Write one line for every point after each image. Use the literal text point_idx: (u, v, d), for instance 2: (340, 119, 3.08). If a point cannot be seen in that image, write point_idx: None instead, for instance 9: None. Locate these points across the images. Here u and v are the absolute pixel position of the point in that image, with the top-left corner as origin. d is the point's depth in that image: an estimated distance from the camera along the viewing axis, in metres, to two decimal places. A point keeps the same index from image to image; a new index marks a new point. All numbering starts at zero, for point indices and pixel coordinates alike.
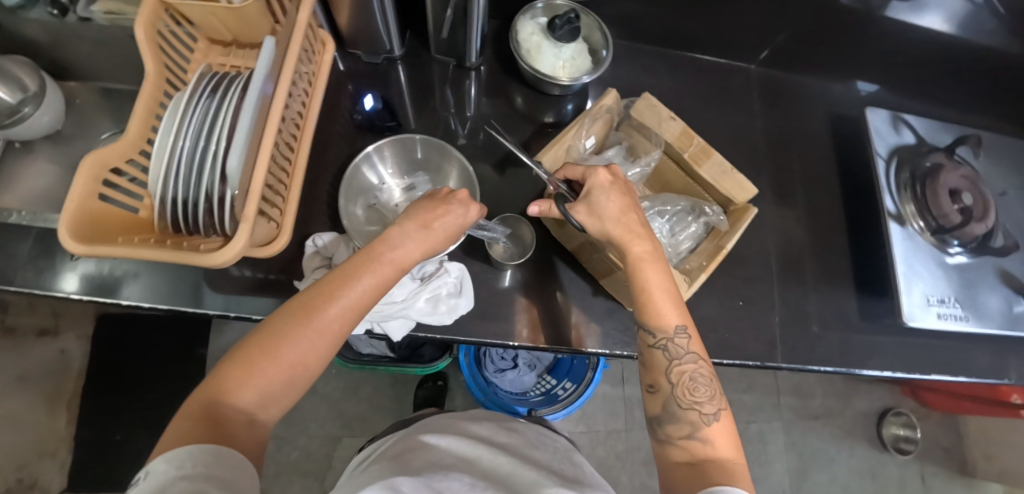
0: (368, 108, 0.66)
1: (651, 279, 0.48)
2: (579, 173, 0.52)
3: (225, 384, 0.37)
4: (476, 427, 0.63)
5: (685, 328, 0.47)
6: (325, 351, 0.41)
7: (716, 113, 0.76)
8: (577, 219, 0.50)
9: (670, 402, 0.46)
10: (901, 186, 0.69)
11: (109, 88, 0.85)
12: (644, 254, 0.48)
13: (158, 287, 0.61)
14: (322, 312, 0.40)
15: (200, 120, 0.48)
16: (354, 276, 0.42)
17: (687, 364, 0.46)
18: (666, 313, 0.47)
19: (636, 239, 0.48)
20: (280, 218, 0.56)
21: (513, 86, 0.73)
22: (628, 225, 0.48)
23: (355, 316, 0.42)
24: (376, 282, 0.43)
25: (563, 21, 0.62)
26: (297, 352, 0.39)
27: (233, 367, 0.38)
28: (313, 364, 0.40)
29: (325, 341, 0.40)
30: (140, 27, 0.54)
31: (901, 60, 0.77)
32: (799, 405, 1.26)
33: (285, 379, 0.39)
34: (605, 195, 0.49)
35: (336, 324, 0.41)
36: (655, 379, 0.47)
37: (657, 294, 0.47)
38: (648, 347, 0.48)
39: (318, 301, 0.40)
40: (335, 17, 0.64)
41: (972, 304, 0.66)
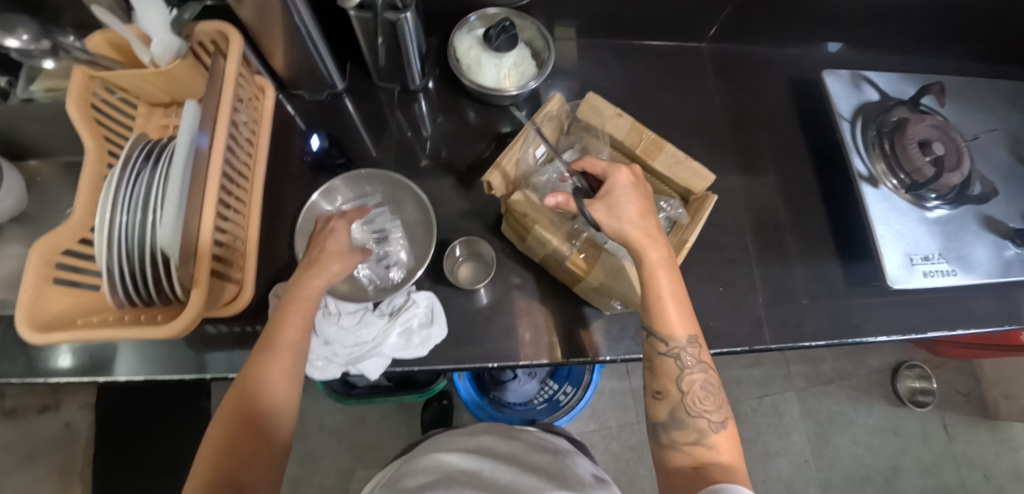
0: (315, 148, 0.64)
1: (664, 284, 0.45)
2: (602, 168, 0.49)
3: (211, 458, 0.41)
4: (480, 438, 0.63)
5: (696, 338, 0.46)
6: (286, 389, 0.45)
7: (674, 97, 0.74)
8: (594, 215, 0.46)
9: (677, 409, 0.45)
10: (869, 145, 0.67)
11: (68, 161, 0.85)
12: (659, 261, 0.46)
13: (132, 359, 0.61)
14: (268, 361, 0.44)
15: (137, 190, 0.48)
16: (283, 320, 0.47)
17: (697, 374, 0.45)
18: (676, 322, 0.45)
19: (653, 245, 0.45)
20: (240, 275, 0.56)
21: (462, 101, 0.72)
22: (649, 232, 0.46)
23: (292, 355, 0.46)
24: (305, 319, 0.48)
25: (498, 30, 0.61)
26: (260, 402, 0.43)
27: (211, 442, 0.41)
28: (274, 406, 0.44)
29: (274, 385, 0.44)
30: (72, 104, 0.53)
31: (854, 16, 0.75)
32: (810, 371, 1.24)
33: (259, 430, 0.42)
34: (627, 197, 0.47)
35: (283, 364, 0.45)
36: (664, 386, 0.46)
37: (668, 300, 0.45)
38: (658, 354, 0.46)
39: (261, 355, 0.45)
40: (270, 60, 0.63)
41: (958, 256, 0.65)
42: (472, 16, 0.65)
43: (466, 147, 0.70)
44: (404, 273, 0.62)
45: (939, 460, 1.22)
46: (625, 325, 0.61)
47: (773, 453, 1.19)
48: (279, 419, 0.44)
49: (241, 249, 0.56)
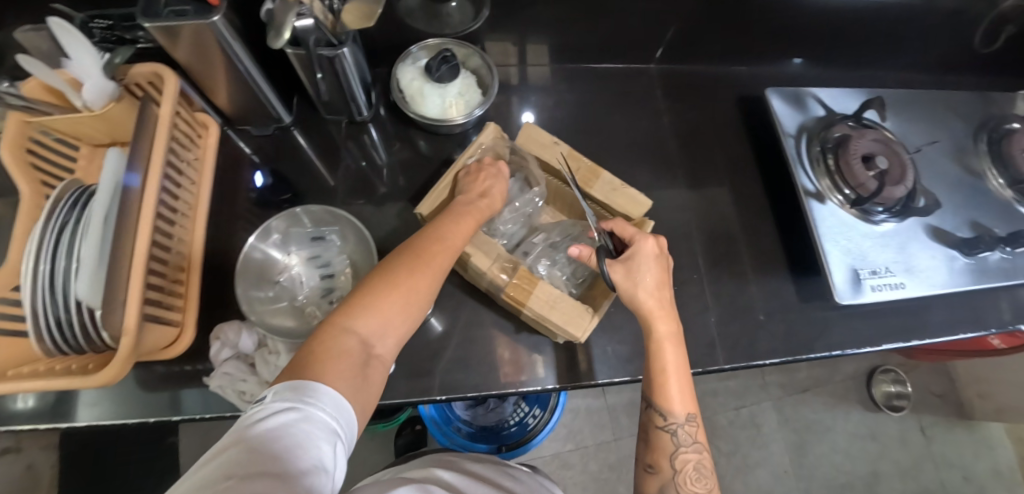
0: (259, 186, 0.67)
1: (670, 359, 0.46)
2: (630, 233, 0.50)
3: (349, 313, 0.38)
4: (477, 466, 0.61)
5: (694, 417, 0.46)
6: (430, 287, 0.43)
7: (624, 119, 0.75)
8: (612, 276, 0.48)
9: (667, 487, 0.44)
10: (814, 161, 0.68)
11: None
12: (667, 334, 0.47)
13: (70, 404, 0.58)
14: (425, 253, 0.43)
15: (66, 236, 0.47)
16: (445, 227, 0.47)
17: (691, 454, 0.45)
18: (677, 399, 0.45)
19: (664, 318, 0.47)
20: (180, 317, 0.56)
21: (412, 130, 0.72)
22: (662, 304, 0.47)
23: (451, 257, 0.45)
24: (462, 230, 0.47)
25: (439, 61, 0.62)
26: (416, 278, 0.42)
27: (359, 296, 0.40)
28: (422, 296, 0.42)
29: (430, 276, 0.43)
30: (5, 149, 0.53)
31: (796, 34, 0.76)
32: (786, 380, 1.24)
33: (397, 311, 0.40)
34: (648, 265, 0.48)
35: (438, 261, 0.44)
36: (657, 461, 0.46)
37: (672, 377, 0.46)
38: (656, 428, 0.46)
39: (420, 246, 0.44)
40: (213, 98, 0.63)
41: (905, 269, 0.65)
42: (415, 48, 0.66)
43: (416, 176, 0.70)
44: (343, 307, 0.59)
45: (919, 463, 1.22)
46: (576, 351, 0.61)
47: (753, 465, 1.18)
48: (412, 313, 0.41)
49: (180, 291, 0.56)
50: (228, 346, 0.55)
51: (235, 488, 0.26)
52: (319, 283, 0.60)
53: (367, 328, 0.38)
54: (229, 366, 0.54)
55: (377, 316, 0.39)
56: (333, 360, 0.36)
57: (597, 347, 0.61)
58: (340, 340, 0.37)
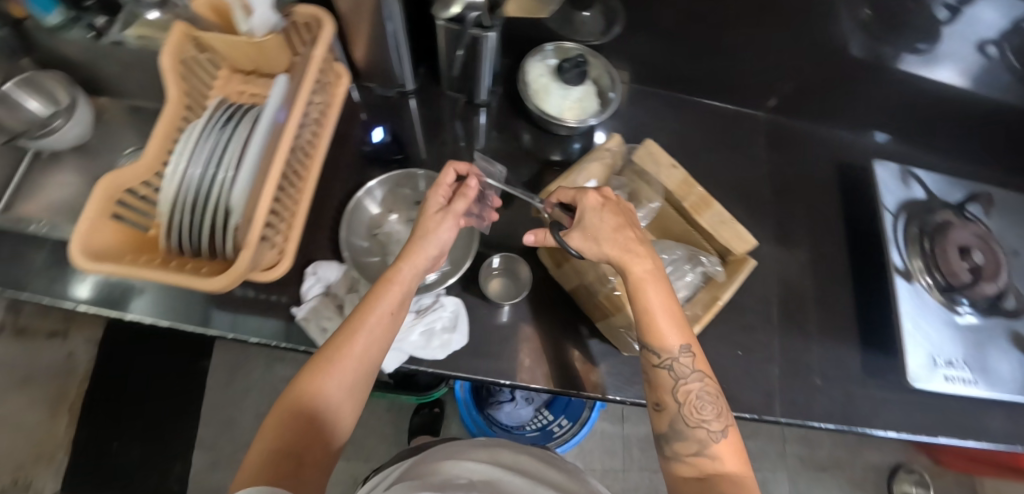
0: (377, 141, 0.68)
1: (652, 296, 0.45)
2: (570, 195, 0.52)
3: (284, 422, 0.41)
4: (494, 450, 0.62)
5: (689, 347, 0.45)
6: (361, 376, 0.45)
7: (722, 158, 0.76)
8: (573, 245, 0.48)
9: (676, 420, 0.45)
10: (909, 240, 0.68)
11: (137, 106, 0.90)
12: (644, 272, 0.45)
13: (161, 302, 0.63)
14: (344, 351, 0.44)
15: (214, 146, 0.50)
16: (371, 305, 0.46)
17: (693, 384, 0.45)
18: (667, 334, 0.44)
19: (635, 258, 0.45)
20: (282, 245, 0.57)
21: (520, 122, 0.74)
22: (627, 246, 0.46)
23: (382, 339, 0.46)
24: (391, 306, 0.47)
25: (572, 64, 0.64)
26: (341, 371, 0.43)
27: (290, 401, 0.42)
28: (355, 386, 0.44)
29: (360, 367, 0.45)
30: (166, 55, 0.56)
31: (908, 113, 0.77)
32: (806, 454, 1.21)
33: (333, 405, 0.43)
34: (599, 215, 0.48)
35: (359, 353, 0.45)
36: (661, 399, 0.46)
37: (658, 315, 0.44)
38: (653, 367, 0.45)
39: (341, 340, 0.44)
40: (352, 50, 0.67)
41: (981, 367, 0.64)
42: (550, 46, 0.69)
43: (514, 165, 0.72)
44: (438, 274, 0.61)
45: None
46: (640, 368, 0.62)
47: None
48: (344, 409, 0.44)
49: (288, 221, 0.57)
50: (320, 282, 0.58)
51: None
52: None
53: (293, 439, 0.41)
54: (317, 300, 0.57)
55: (301, 425, 0.42)
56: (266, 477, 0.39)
57: None
58: (270, 458, 0.40)
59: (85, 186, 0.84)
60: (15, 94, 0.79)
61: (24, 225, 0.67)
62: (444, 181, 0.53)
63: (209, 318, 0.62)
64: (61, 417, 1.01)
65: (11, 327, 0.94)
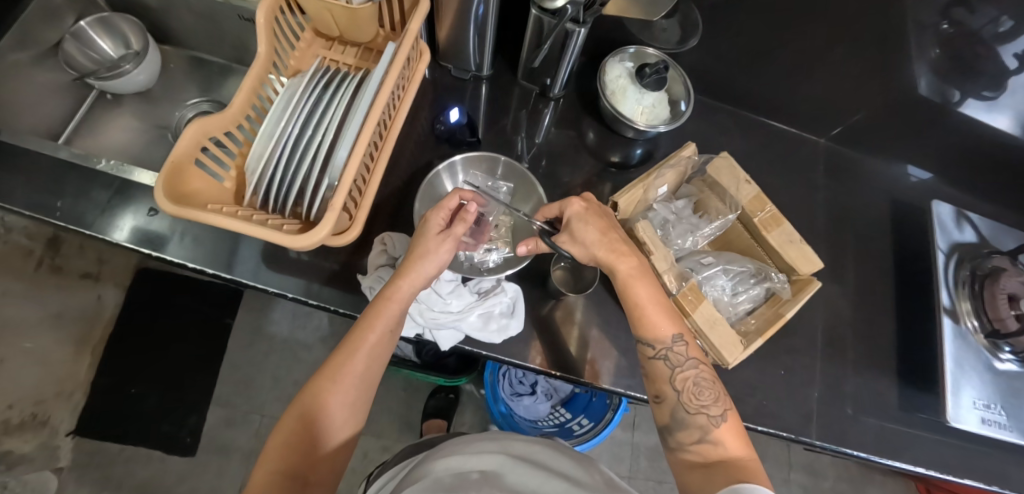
0: (452, 121, 0.68)
1: (641, 294, 0.49)
2: (556, 208, 0.54)
3: (286, 444, 0.43)
4: (500, 440, 0.61)
5: (681, 336, 0.48)
6: (361, 390, 0.47)
7: (779, 179, 0.77)
8: (565, 250, 0.52)
9: (676, 409, 0.47)
10: (959, 282, 0.69)
11: (201, 58, 0.90)
12: (631, 270, 0.50)
13: (219, 255, 0.64)
14: (343, 368, 0.46)
15: (310, 107, 0.51)
16: (370, 324, 0.47)
17: (689, 371, 0.47)
18: (659, 324, 0.48)
19: (623, 256, 0.50)
20: (354, 211, 0.57)
21: (587, 120, 0.75)
22: (613, 245, 0.50)
23: (378, 356, 0.48)
24: (389, 323, 0.48)
25: (653, 70, 0.64)
26: (340, 389, 0.45)
27: (291, 424, 0.44)
28: (355, 401, 0.46)
29: (360, 383, 0.46)
30: (262, 12, 0.57)
31: (967, 158, 0.78)
32: (810, 483, 1.22)
33: (334, 422, 0.45)
34: (585, 221, 0.51)
35: (360, 369, 0.46)
36: (660, 390, 0.48)
37: (647, 309, 0.49)
38: (648, 358, 0.49)
39: (341, 359, 0.46)
40: (436, 30, 0.67)
41: (1019, 415, 0.65)
42: (630, 48, 0.69)
43: (577, 162, 0.73)
44: (501, 260, 0.63)
45: None
46: None
47: None
48: (346, 423, 0.46)
49: (362, 189, 0.58)
50: (387, 254, 0.60)
51: None
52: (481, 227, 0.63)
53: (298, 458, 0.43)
54: (384, 271, 0.58)
55: (304, 442, 0.43)
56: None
57: None
58: (277, 478, 0.41)
59: (146, 131, 0.85)
60: (89, 33, 0.81)
61: (92, 162, 0.65)
62: (446, 205, 0.51)
63: (267, 277, 0.63)
64: (84, 356, 1.04)
65: (48, 264, 0.95)
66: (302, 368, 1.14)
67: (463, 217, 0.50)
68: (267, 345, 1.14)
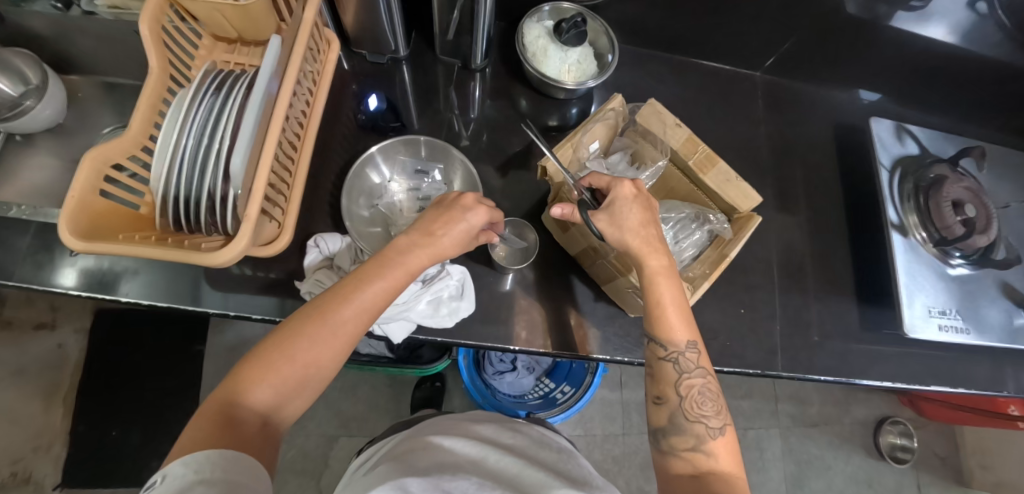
0: (372, 108, 0.66)
1: (663, 291, 0.47)
2: (605, 181, 0.50)
3: (239, 385, 0.38)
4: (484, 428, 0.61)
5: (696, 344, 0.46)
6: (339, 349, 0.42)
7: (720, 119, 0.76)
8: (598, 226, 0.48)
9: (676, 414, 0.45)
10: (904, 196, 0.69)
11: (112, 82, 0.86)
12: (659, 268, 0.47)
13: (156, 285, 0.61)
14: (328, 318, 0.41)
15: (203, 117, 0.49)
16: (366, 278, 0.44)
17: (696, 379, 0.46)
18: (677, 329, 0.46)
19: (655, 253, 0.47)
20: (281, 218, 0.56)
21: (517, 88, 0.73)
22: (648, 240, 0.47)
23: (365, 320, 0.43)
24: (388, 285, 0.44)
25: (570, 25, 0.62)
26: (316, 344, 0.41)
27: (249, 368, 0.39)
28: (328, 363, 0.42)
29: (339, 342, 0.42)
30: (144, 22, 0.53)
31: (902, 71, 0.77)
32: (798, 412, 1.26)
33: (301, 376, 0.40)
34: (628, 206, 0.48)
35: (349, 326, 0.42)
36: (663, 391, 0.46)
37: (669, 309, 0.46)
38: (658, 359, 0.47)
39: (328, 307, 0.42)
40: (341, 16, 0.64)
41: (974, 316, 0.66)
42: (545, 6, 0.66)
43: (514, 131, 0.71)
44: None
45: None
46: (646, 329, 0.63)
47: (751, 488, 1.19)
48: (317, 376, 0.42)
49: (285, 193, 0.56)
50: (322, 254, 0.57)
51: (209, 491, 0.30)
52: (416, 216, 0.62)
53: (259, 399, 0.39)
54: (321, 274, 0.56)
55: (259, 391, 0.39)
56: (227, 435, 0.35)
57: None
58: (231, 415, 0.37)
59: (65, 168, 0.81)
60: None
61: (3, 209, 0.63)
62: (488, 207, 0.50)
63: (210, 298, 0.61)
64: (55, 409, 1.01)
65: None
66: None
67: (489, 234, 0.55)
68: None
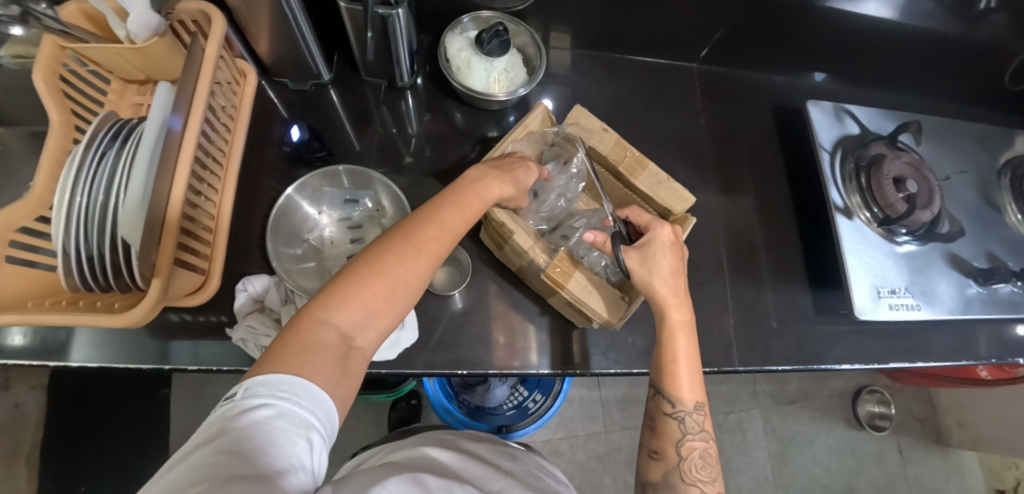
0: (295, 139, 0.62)
1: (680, 347, 0.46)
2: (647, 219, 0.50)
3: (323, 305, 0.36)
4: (477, 447, 0.57)
5: (703, 407, 0.45)
6: (424, 273, 0.40)
7: (660, 114, 0.75)
8: (628, 263, 0.48)
9: (671, 473, 0.44)
10: (846, 177, 0.69)
11: (36, 131, 0.82)
12: (680, 321, 0.46)
13: (93, 343, 0.58)
14: (416, 235, 0.41)
15: (101, 170, 0.46)
16: (449, 204, 0.44)
17: (697, 442, 0.44)
18: (686, 387, 0.45)
19: (678, 305, 0.46)
20: (207, 264, 0.54)
21: (450, 102, 0.71)
22: (677, 292, 0.46)
23: (447, 243, 0.42)
24: (467, 210, 0.44)
25: (490, 35, 0.60)
26: (402, 260, 0.39)
27: (332, 290, 0.37)
28: (414, 285, 0.40)
29: (424, 262, 0.40)
30: (37, 74, 0.50)
31: (838, 50, 0.77)
32: (777, 390, 1.26)
33: (388, 295, 0.38)
34: (663, 252, 0.48)
35: (428, 249, 0.41)
36: (662, 447, 0.45)
37: (681, 364, 0.45)
38: (664, 414, 0.45)
39: (413, 227, 0.41)
40: (254, 46, 0.62)
41: (924, 291, 0.66)
42: (466, 17, 0.65)
43: (450, 147, 0.69)
44: None
45: (893, 482, 1.26)
46: (597, 338, 0.62)
47: (737, 471, 1.20)
48: (396, 303, 0.39)
49: (208, 238, 0.54)
50: (252, 298, 0.56)
51: (257, 430, 0.29)
52: (349, 246, 0.61)
53: (340, 328, 0.36)
54: (253, 318, 0.54)
55: (342, 317, 0.36)
56: (308, 355, 0.33)
57: (617, 338, 0.62)
58: (314, 333, 0.34)
59: None
60: None
61: None
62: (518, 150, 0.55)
63: (141, 350, 0.58)
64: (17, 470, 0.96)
65: None
66: None
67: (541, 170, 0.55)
68: None
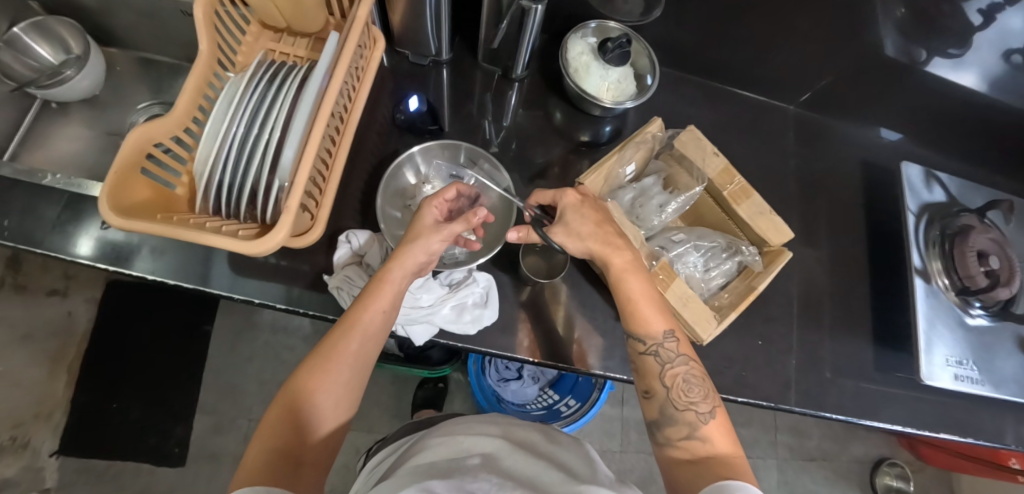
0: (412, 109, 0.67)
1: (632, 287, 0.48)
2: (551, 195, 0.55)
3: (272, 432, 0.40)
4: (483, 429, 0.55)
5: (673, 332, 0.46)
6: (353, 375, 0.45)
7: (750, 148, 0.77)
8: (556, 239, 0.52)
9: (665, 405, 0.45)
10: (929, 242, 0.70)
11: (149, 58, 0.85)
12: (624, 264, 0.49)
13: (180, 266, 0.60)
14: (340, 346, 0.44)
15: (254, 105, 0.49)
16: (366, 305, 0.46)
17: (679, 368, 0.46)
18: (651, 319, 0.47)
19: (616, 250, 0.49)
20: (314, 210, 0.56)
21: (553, 100, 0.73)
22: (609, 239, 0.50)
23: (374, 342, 0.46)
24: (387, 305, 0.47)
25: (615, 45, 0.62)
26: (328, 375, 0.43)
27: (278, 417, 0.41)
28: (348, 388, 0.44)
29: (354, 367, 0.45)
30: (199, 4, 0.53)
31: (935, 117, 0.78)
32: (796, 444, 1.25)
33: (326, 405, 0.43)
34: (579, 214, 0.52)
35: (353, 350, 0.45)
36: (650, 385, 0.46)
37: (641, 303, 0.47)
38: (639, 354, 0.47)
39: (336, 338, 0.44)
40: (388, 15, 0.64)
41: (990, 369, 0.66)
42: (591, 24, 0.67)
43: (546, 144, 0.72)
44: (467, 252, 0.62)
45: None
46: None
47: None
48: (339, 408, 0.44)
49: (321, 187, 0.55)
50: (351, 250, 0.58)
51: None
52: None
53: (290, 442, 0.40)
54: (349, 268, 0.57)
55: (291, 437, 0.40)
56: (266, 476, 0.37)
57: None
58: (267, 458, 0.38)
59: (95, 139, 0.80)
60: (24, 39, 0.75)
61: (38, 177, 0.62)
62: (443, 197, 0.54)
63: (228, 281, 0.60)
64: (59, 378, 1.01)
65: None
66: (287, 368, 1.14)
67: (467, 219, 0.50)
68: (249, 348, 1.14)
